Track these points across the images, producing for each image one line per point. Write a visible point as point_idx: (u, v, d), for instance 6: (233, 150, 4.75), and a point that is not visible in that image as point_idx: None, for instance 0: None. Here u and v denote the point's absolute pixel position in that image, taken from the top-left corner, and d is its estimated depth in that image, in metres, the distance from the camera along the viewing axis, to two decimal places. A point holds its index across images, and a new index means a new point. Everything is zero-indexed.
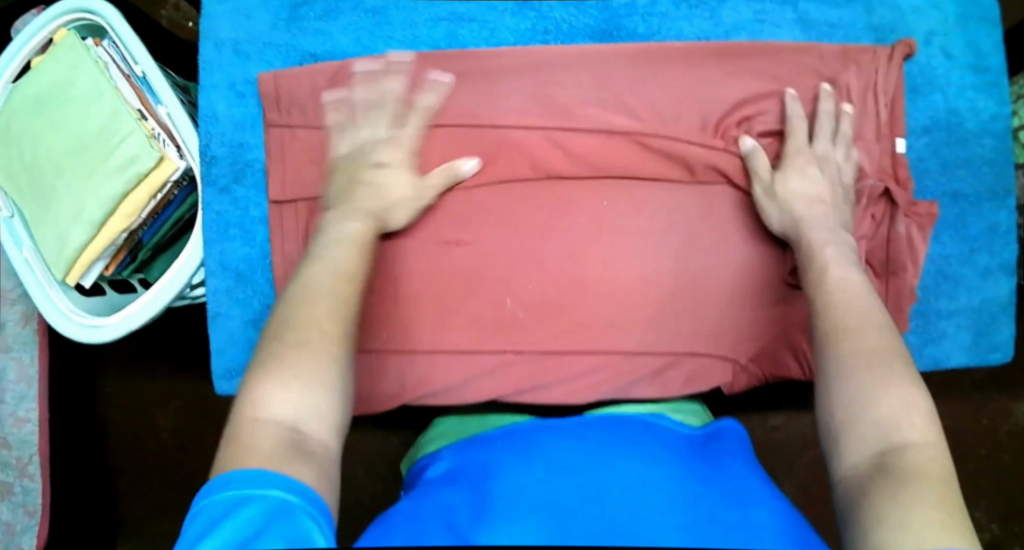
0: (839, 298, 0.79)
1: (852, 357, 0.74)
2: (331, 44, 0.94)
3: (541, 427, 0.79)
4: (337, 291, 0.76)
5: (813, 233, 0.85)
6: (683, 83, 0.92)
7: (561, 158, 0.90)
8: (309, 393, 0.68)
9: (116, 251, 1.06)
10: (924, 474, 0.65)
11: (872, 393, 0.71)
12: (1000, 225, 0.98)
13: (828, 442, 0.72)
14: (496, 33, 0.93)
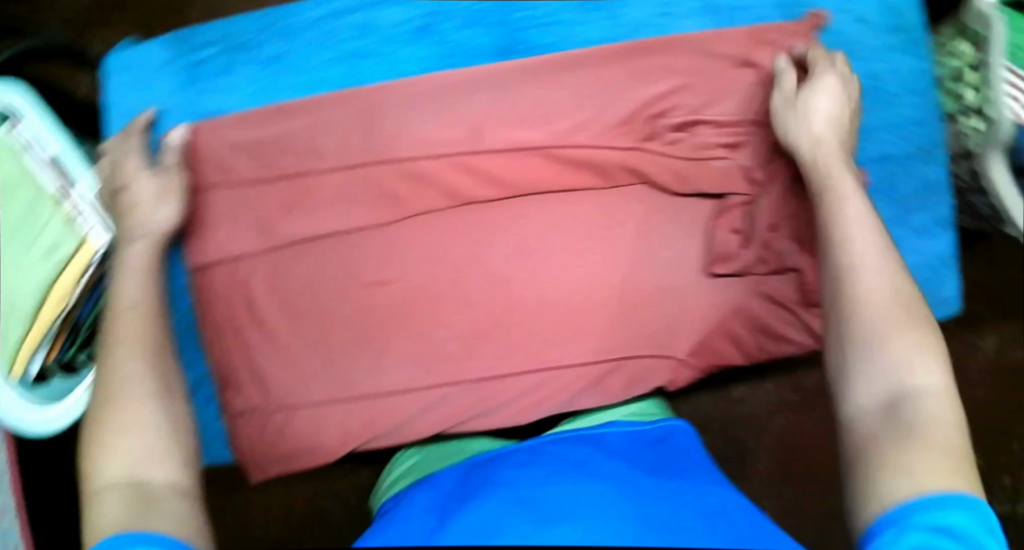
0: (852, 230, 0.72)
1: (867, 293, 0.68)
2: (233, 103, 0.90)
3: (499, 457, 0.81)
4: (143, 328, 0.76)
5: (832, 163, 0.78)
6: (592, 88, 0.88)
7: (474, 184, 0.88)
8: (131, 445, 0.69)
9: (56, 334, 1.03)
10: (935, 417, 0.63)
11: (888, 331, 0.66)
12: (932, 182, 0.96)
13: (839, 381, 0.68)
14: (395, 66, 0.90)
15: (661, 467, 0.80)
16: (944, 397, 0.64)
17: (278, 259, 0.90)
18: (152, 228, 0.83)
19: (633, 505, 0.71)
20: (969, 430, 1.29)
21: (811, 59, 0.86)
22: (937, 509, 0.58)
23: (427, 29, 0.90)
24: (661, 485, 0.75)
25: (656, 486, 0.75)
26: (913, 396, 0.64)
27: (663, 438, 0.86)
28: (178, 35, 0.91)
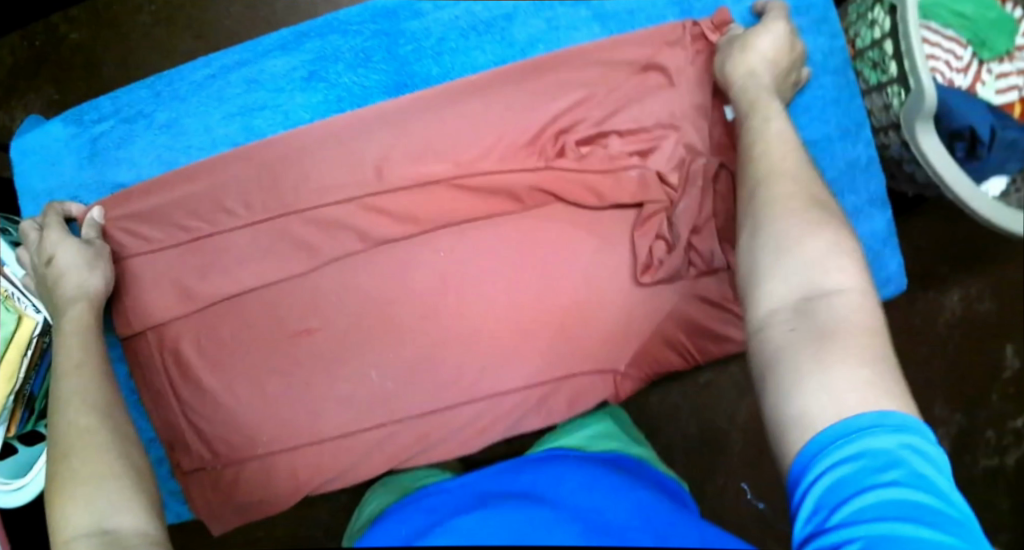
0: (767, 160, 0.73)
1: (784, 205, 0.69)
2: (139, 169, 0.91)
3: (452, 477, 0.75)
4: (91, 386, 0.76)
5: (761, 106, 0.79)
6: (493, 112, 0.87)
7: (388, 223, 0.87)
8: (93, 493, 0.67)
9: (13, 410, 1.01)
10: (851, 311, 0.62)
11: (797, 241, 0.66)
12: (859, 161, 0.94)
13: (751, 286, 0.67)
14: (291, 115, 0.89)
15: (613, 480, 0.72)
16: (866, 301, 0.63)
17: (205, 319, 0.90)
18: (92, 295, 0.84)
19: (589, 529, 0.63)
20: (930, 382, 1.37)
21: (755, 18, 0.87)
22: (857, 434, 0.56)
23: (314, 74, 0.88)
24: (618, 503, 0.67)
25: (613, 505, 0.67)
26: (828, 293, 0.63)
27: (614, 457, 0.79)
28: (77, 111, 0.92)
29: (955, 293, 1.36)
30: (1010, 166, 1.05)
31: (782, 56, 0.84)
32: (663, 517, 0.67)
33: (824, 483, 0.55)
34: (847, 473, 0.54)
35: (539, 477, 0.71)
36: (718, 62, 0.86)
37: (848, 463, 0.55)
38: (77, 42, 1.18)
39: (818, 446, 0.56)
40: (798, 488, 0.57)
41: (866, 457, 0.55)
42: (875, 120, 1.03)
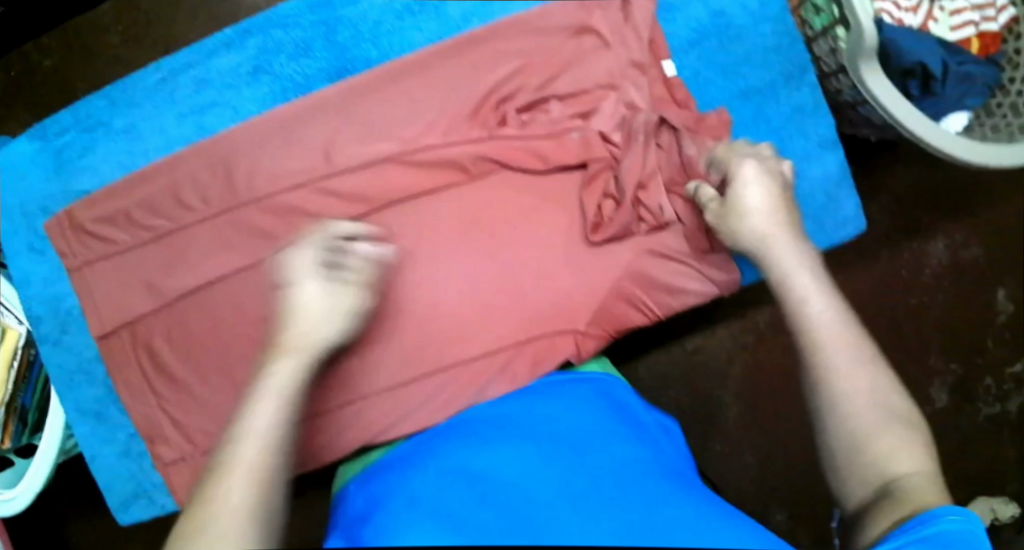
0: (801, 284, 0.77)
1: (815, 319, 0.74)
2: (100, 175, 0.94)
3: (447, 436, 0.79)
4: (271, 420, 0.73)
5: (775, 247, 0.80)
6: (433, 87, 0.89)
7: (338, 204, 0.90)
8: (212, 523, 0.66)
9: (6, 423, 1.04)
10: (886, 418, 0.68)
11: (851, 377, 0.70)
12: (806, 104, 0.93)
13: (812, 409, 0.72)
14: (239, 109, 0.92)
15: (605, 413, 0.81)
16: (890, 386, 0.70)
17: (175, 313, 0.92)
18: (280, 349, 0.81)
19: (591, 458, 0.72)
20: (924, 334, 1.35)
21: (721, 157, 0.86)
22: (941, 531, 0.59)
23: (260, 67, 0.91)
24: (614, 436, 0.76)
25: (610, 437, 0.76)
26: (871, 403, 0.69)
27: (601, 384, 0.87)
28: (40, 126, 0.94)
29: (940, 242, 1.35)
30: (970, 100, 1.05)
31: (777, 194, 0.82)
32: (652, 480, 0.71)
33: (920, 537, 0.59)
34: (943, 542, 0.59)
35: (534, 437, 0.74)
36: (716, 219, 0.84)
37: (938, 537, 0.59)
38: (50, 68, 1.22)
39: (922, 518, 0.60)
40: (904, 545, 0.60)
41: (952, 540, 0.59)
42: (825, 65, 1.02)
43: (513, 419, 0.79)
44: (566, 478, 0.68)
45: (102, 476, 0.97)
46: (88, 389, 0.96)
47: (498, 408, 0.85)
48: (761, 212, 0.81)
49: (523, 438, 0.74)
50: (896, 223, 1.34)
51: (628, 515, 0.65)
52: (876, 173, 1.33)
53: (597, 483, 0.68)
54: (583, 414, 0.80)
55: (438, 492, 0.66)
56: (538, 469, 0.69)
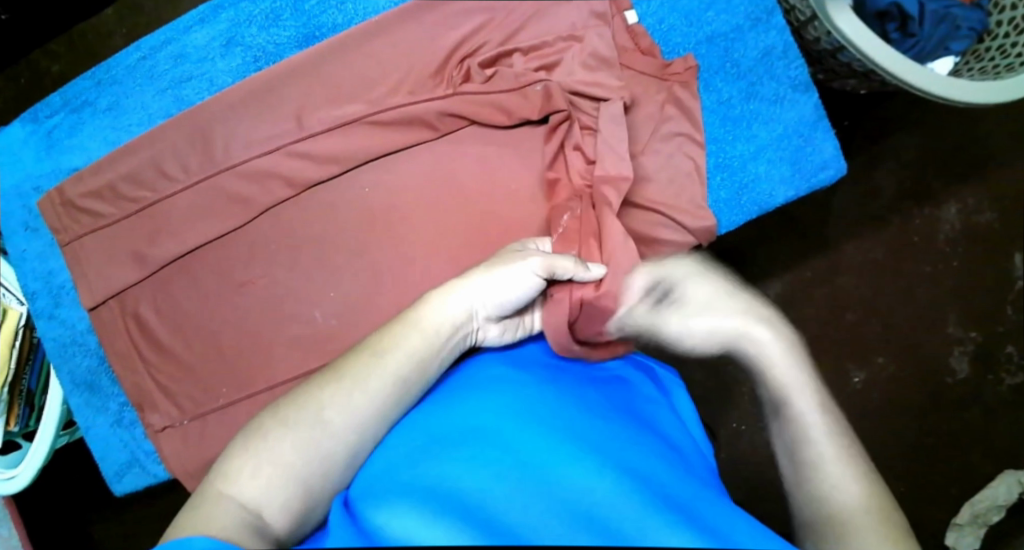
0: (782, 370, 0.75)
1: (800, 418, 0.73)
2: (88, 153, 0.98)
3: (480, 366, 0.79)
4: (376, 401, 0.71)
5: (739, 340, 0.77)
6: (398, 49, 0.92)
7: (311, 166, 0.92)
8: (285, 485, 0.67)
9: (10, 405, 1.05)
10: (869, 514, 0.69)
11: (831, 449, 0.72)
12: (774, 48, 0.93)
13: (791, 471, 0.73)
14: (215, 80, 0.96)
15: (610, 395, 0.78)
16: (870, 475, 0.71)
17: (161, 281, 0.95)
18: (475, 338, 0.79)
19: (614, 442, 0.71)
20: (941, 303, 1.29)
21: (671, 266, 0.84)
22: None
23: (233, 39, 0.96)
24: (625, 418, 0.75)
25: (623, 421, 0.74)
26: (852, 496, 0.70)
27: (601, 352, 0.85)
28: (32, 111, 0.99)
29: (951, 207, 1.29)
30: (953, 44, 1.03)
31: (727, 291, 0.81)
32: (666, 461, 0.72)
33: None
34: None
35: (567, 411, 0.73)
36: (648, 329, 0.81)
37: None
38: (57, 74, 1.29)
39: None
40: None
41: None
42: (800, 15, 1.00)
43: (547, 368, 0.79)
44: (593, 470, 0.67)
45: (96, 446, 0.99)
46: (82, 360, 0.99)
47: (530, 341, 0.84)
48: (715, 311, 0.79)
49: (561, 395, 0.75)
50: (903, 189, 1.28)
51: (665, 513, 0.66)
52: (880, 138, 1.28)
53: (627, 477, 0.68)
54: (600, 395, 0.77)
55: (467, 484, 0.65)
56: (567, 451, 0.68)
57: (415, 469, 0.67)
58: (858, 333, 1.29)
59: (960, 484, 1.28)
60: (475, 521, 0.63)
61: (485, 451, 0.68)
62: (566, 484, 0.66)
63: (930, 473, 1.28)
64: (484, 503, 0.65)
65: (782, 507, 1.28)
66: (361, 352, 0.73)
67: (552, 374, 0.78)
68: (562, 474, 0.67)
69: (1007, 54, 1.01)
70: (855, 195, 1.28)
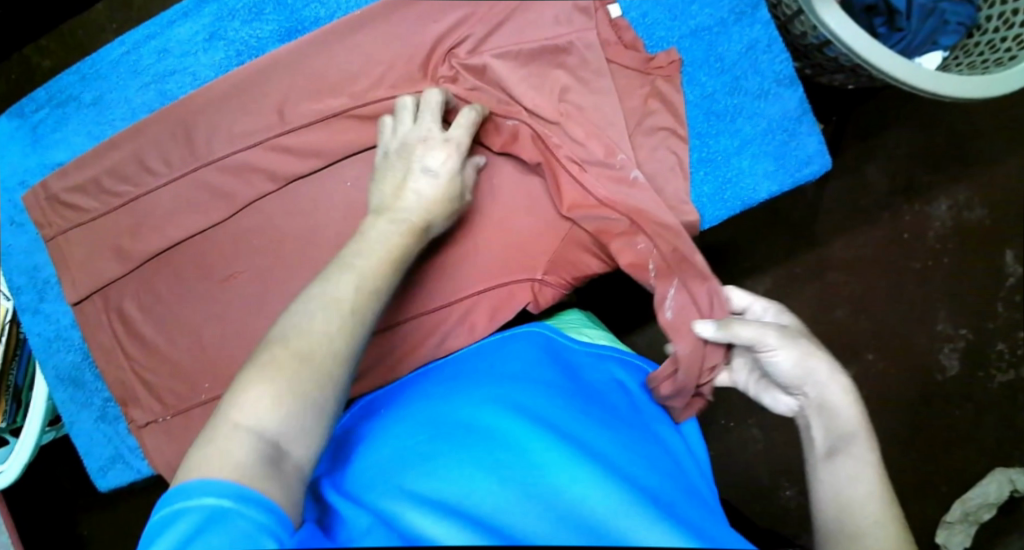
0: (845, 417, 0.78)
1: (857, 462, 0.76)
2: (72, 148, 0.98)
3: (492, 368, 0.81)
4: (362, 298, 0.71)
5: (834, 383, 0.79)
6: (380, 41, 0.91)
7: (294, 160, 0.92)
8: (286, 410, 0.64)
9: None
10: None
11: (869, 498, 0.74)
12: (759, 42, 0.92)
13: (826, 511, 0.75)
14: (197, 74, 0.96)
15: (617, 408, 0.79)
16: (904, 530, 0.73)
17: (144, 275, 0.95)
18: (410, 220, 0.79)
19: (622, 457, 0.71)
20: (932, 299, 1.28)
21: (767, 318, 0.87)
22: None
23: (216, 33, 0.96)
24: (631, 433, 0.76)
25: (630, 436, 0.75)
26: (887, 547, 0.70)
27: (607, 359, 0.87)
28: (17, 105, 0.99)
29: (942, 203, 1.28)
30: (942, 38, 1.02)
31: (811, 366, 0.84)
32: (661, 470, 0.72)
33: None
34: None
35: (582, 422, 0.74)
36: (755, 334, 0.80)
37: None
38: (49, 68, 1.29)
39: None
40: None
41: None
42: (786, 10, 1.00)
43: (561, 368, 0.81)
44: (608, 481, 0.67)
45: (81, 442, 0.99)
46: (66, 356, 0.98)
47: (534, 341, 0.85)
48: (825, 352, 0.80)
49: (569, 400, 0.76)
50: (895, 186, 1.28)
51: (676, 525, 0.65)
52: (870, 134, 1.27)
53: (639, 491, 0.68)
54: (608, 408, 0.78)
55: (480, 494, 0.65)
56: (580, 461, 0.68)
57: (426, 473, 0.67)
58: (849, 331, 1.28)
59: (952, 482, 1.27)
60: (484, 521, 0.63)
61: (503, 464, 0.67)
62: (583, 499, 0.66)
63: (919, 471, 1.27)
64: (497, 514, 0.64)
65: (772, 503, 1.27)
66: (335, 261, 0.74)
67: (564, 381, 0.79)
68: (578, 486, 0.66)
69: (996, 48, 1.00)
70: (848, 189, 1.28)
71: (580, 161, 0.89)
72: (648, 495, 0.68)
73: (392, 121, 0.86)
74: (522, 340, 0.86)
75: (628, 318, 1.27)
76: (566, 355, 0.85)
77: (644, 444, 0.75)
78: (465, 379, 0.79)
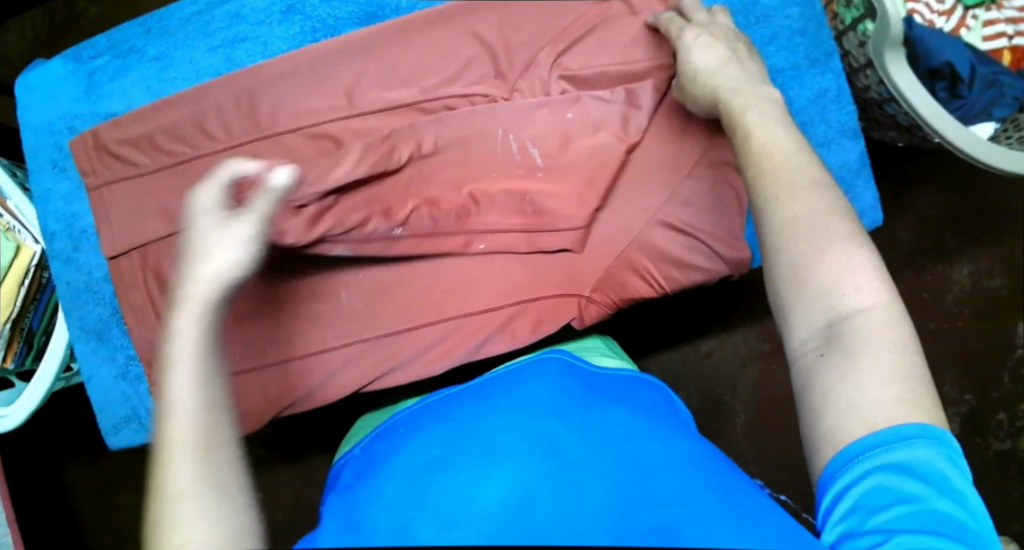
0: (771, 159, 0.73)
1: (795, 195, 0.70)
2: (128, 100, 0.96)
3: (509, 391, 0.85)
4: (205, 461, 0.58)
5: (748, 115, 0.77)
6: (460, 40, 0.93)
7: (352, 144, 0.91)
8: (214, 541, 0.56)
9: (9, 342, 1.02)
10: (853, 298, 0.67)
11: (824, 239, 0.68)
12: (829, 91, 0.94)
13: (774, 280, 0.70)
14: (269, 45, 0.95)
15: (609, 431, 0.79)
16: (908, 366, 0.65)
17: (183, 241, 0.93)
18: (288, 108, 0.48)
19: (619, 492, 0.71)
20: (944, 359, 1.31)
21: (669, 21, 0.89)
22: (902, 442, 0.62)
23: (293, 7, 0.96)
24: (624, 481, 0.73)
25: (627, 481, 0.73)
26: (840, 368, 0.65)
27: (620, 380, 0.90)
28: (75, 49, 0.97)
29: (963, 268, 1.30)
30: (996, 110, 1.03)
31: (734, 63, 0.82)
32: (609, 479, 0.73)
33: (851, 492, 0.63)
34: (880, 481, 0.62)
35: (574, 457, 0.75)
36: (689, 100, 0.86)
37: (870, 469, 0.62)
38: (95, 16, 1.26)
39: (832, 468, 0.64)
40: (822, 495, 0.65)
41: (900, 467, 0.62)
42: (854, 62, 1.02)
43: (564, 400, 0.83)
44: (589, 509, 0.70)
45: (97, 396, 0.97)
46: (94, 308, 0.97)
47: (550, 369, 0.88)
48: (737, 94, 0.80)
49: (565, 430, 0.78)
50: (920, 245, 1.30)
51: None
52: (903, 191, 1.30)
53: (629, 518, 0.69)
54: (603, 431, 0.78)
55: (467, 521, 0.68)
56: (570, 491, 0.72)
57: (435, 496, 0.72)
58: None
59: None
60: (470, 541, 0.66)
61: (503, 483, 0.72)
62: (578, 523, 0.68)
63: None
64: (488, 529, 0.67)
65: None
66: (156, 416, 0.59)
67: (567, 407, 0.81)
68: (577, 508, 0.70)
69: None
70: (877, 243, 1.30)
71: (639, 185, 0.91)
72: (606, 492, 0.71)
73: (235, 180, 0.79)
74: (535, 364, 0.90)
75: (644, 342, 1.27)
76: (579, 376, 0.87)
77: (611, 448, 0.76)
78: (440, 417, 0.85)
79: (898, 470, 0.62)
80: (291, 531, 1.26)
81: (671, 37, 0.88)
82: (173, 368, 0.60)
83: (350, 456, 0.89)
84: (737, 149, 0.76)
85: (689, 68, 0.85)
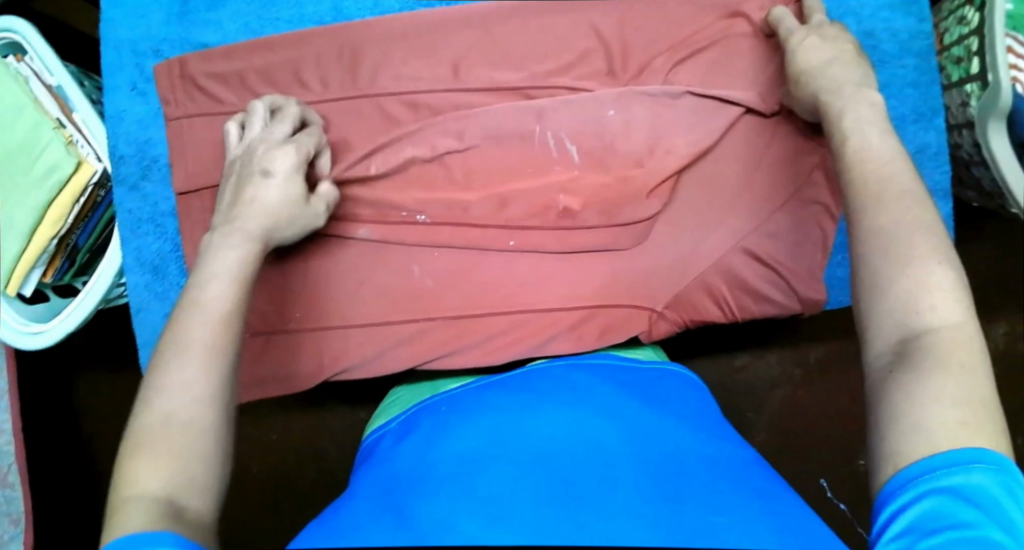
0: (867, 169, 0.73)
1: (885, 206, 0.70)
2: (223, 33, 0.94)
3: (560, 386, 0.83)
4: (208, 389, 0.65)
5: (851, 121, 0.77)
6: (578, 32, 0.91)
7: (450, 122, 0.89)
8: (197, 445, 0.63)
9: (52, 256, 1.00)
10: (933, 314, 0.65)
11: (913, 249, 0.67)
12: (928, 147, 0.94)
13: (857, 292, 0.70)
14: (381, 3, 0.94)
15: (652, 431, 0.76)
16: (980, 392, 0.62)
17: None
18: None
19: (656, 490, 0.67)
20: None
21: (779, 18, 0.88)
22: (959, 467, 0.59)
23: None
24: (654, 476, 0.69)
25: (666, 481, 0.69)
26: (907, 385, 0.63)
27: (665, 377, 0.87)
28: None
29: (998, 327, 1.28)
30: None
31: (842, 64, 0.82)
32: (646, 474, 0.69)
33: (907, 514, 0.59)
34: (936, 505, 0.58)
35: (614, 451, 0.72)
36: (792, 98, 0.87)
37: (927, 490, 0.59)
38: None
39: (888, 486, 0.61)
40: (876, 518, 0.62)
41: (956, 493, 0.58)
42: (952, 117, 1.02)
43: (616, 401, 0.80)
44: (619, 499, 0.66)
45: (143, 332, 0.94)
46: (154, 241, 0.94)
47: (595, 375, 0.85)
48: (842, 96, 0.79)
49: (610, 428, 0.75)
50: None
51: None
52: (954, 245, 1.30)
53: (660, 511, 0.65)
54: (645, 433, 0.75)
55: (500, 498, 0.66)
56: (604, 482, 0.68)
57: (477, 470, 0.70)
58: None
59: None
60: (497, 515, 0.63)
61: (549, 470, 0.69)
62: (609, 508, 0.65)
63: None
64: (513, 504, 0.65)
65: None
66: (168, 353, 0.67)
67: (618, 407, 0.79)
68: (608, 497, 0.66)
69: None
70: None
71: (730, 209, 0.90)
72: (645, 487, 0.68)
73: (262, 119, 0.84)
74: (581, 369, 0.86)
75: (681, 343, 1.25)
76: (631, 377, 0.85)
77: (656, 450, 0.73)
78: (483, 403, 0.82)
79: (953, 494, 0.58)
80: (296, 484, 1.24)
81: (780, 36, 0.88)
82: (198, 314, 0.69)
83: (385, 431, 0.87)
84: (834, 152, 0.77)
85: (796, 67, 0.85)
